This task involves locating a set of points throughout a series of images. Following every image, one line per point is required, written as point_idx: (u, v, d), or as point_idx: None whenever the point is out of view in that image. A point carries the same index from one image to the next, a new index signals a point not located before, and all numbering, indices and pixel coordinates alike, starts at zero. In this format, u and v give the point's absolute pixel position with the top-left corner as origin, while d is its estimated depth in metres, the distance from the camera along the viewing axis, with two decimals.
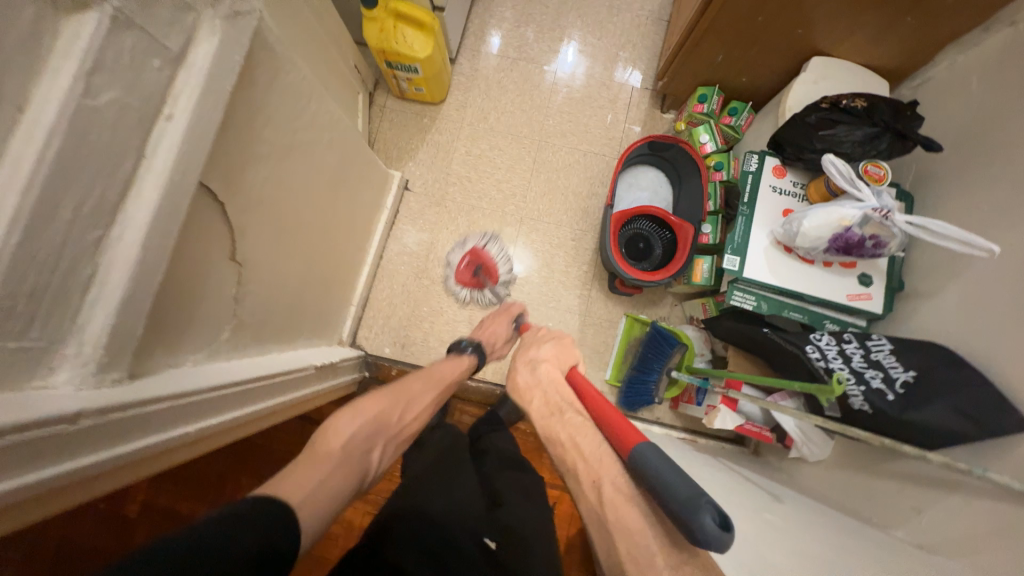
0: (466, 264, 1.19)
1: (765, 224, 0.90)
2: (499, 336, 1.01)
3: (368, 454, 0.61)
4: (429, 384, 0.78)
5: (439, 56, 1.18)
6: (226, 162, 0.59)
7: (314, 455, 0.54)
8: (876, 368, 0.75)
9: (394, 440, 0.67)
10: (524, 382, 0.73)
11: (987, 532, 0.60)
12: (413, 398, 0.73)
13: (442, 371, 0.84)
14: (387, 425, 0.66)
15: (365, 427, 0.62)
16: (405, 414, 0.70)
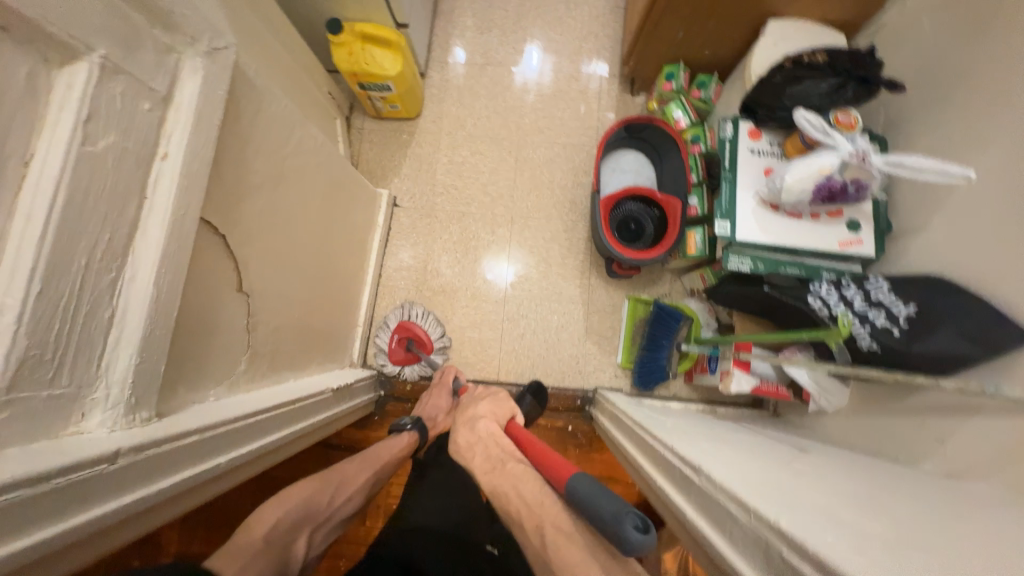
0: (397, 342, 1.16)
1: (749, 186, 0.92)
2: (438, 408, 1.01)
3: (294, 540, 0.61)
4: (364, 463, 0.78)
5: (410, 72, 1.20)
6: (221, 196, 0.60)
7: (235, 547, 0.54)
8: (878, 307, 0.77)
9: (320, 529, 0.67)
10: (465, 441, 0.78)
11: (1007, 446, 0.62)
12: (343, 481, 0.73)
13: (380, 451, 0.82)
14: (313, 514, 0.65)
15: (286, 518, 0.62)
16: (335, 499, 0.70)
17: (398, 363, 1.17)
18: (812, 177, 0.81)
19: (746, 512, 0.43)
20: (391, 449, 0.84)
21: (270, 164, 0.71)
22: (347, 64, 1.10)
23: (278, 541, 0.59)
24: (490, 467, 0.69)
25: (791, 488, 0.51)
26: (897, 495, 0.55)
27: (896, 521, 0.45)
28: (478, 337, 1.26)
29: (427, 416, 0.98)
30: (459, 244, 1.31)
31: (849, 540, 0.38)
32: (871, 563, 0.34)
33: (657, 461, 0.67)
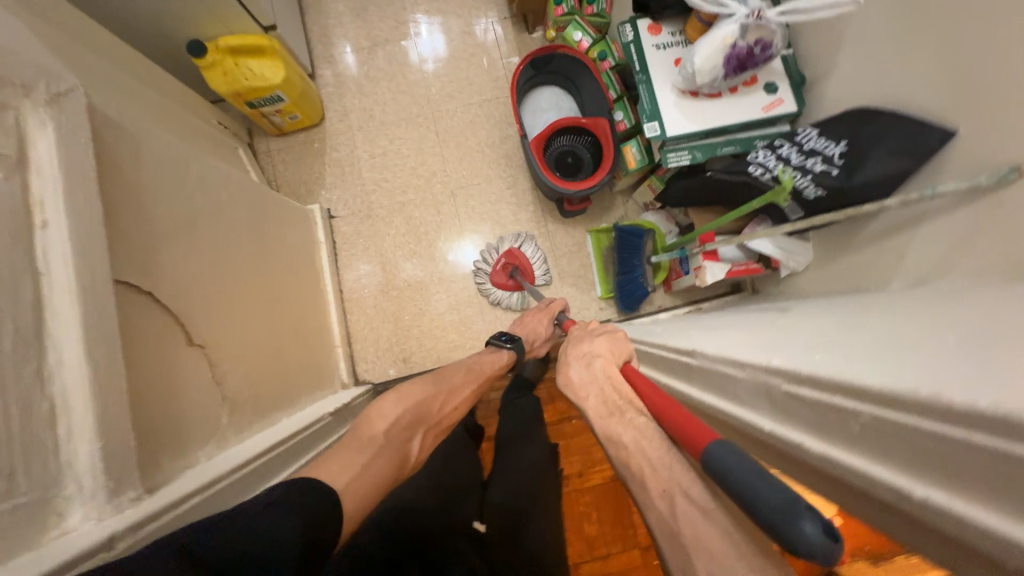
0: (502, 265, 1.22)
1: (665, 81, 0.92)
2: (537, 333, 1.00)
3: (408, 441, 0.67)
4: (468, 378, 0.82)
5: (296, 75, 1.13)
6: (130, 252, 0.55)
7: (362, 442, 0.60)
8: (813, 155, 0.79)
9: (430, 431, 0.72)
10: (577, 377, 0.63)
11: (956, 239, 0.65)
12: (450, 391, 0.78)
13: (482, 365, 0.86)
14: (423, 416, 0.71)
15: (403, 416, 0.68)
16: (442, 407, 0.75)
17: (501, 288, 1.22)
18: (718, 50, 0.81)
19: (748, 369, 0.45)
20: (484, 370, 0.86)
21: (175, 207, 0.66)
22: (225, 86, 1.03)
23: (397, 436, 0.65)
24: (610, 410, 0.55)
25: (781, 338, 0.52)
26: (875, 313, 0.58)
27: (879, 331, 0.47)
28: (460, 318, 1.25)
29: (529, 336, 0.99)
30: (410, 235, 1.28)
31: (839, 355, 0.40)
32: (862, 364, 0.36)
33: (657, 366, 0.68)
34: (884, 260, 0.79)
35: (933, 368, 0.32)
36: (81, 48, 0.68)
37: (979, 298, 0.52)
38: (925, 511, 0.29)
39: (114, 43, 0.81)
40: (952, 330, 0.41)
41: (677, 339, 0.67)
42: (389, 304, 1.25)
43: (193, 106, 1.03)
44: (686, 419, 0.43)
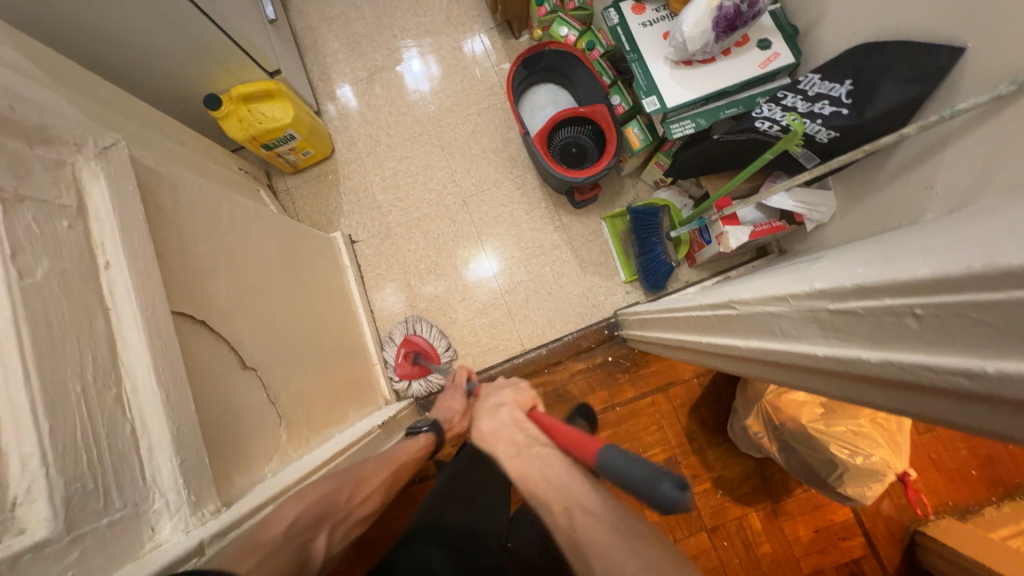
0: (401, 357, 1.20)
1: (657, 55, 0.93)
2: (454, 408, 0.97)
3: (310, 542, 0.55)
4: (382, 463, 0.73)
5: (304, 112, 1.19)
6: (182, 286, 0.59)
7: (258, 541, 0.48)
8: (820, 99, 0.78)
9: (338, 525, 0.61)
10: (486, 429, 0.57)
11: (986, 155, 0.63)
12: (360, 480, 0.67)
13: (398, 451, 0.78)
14: (330, 511, 0.60)
15: (308, 512, 0.56)
16: (353, 497, 0.65)
17: (409, 377, 1.20)
18: (703, 15, 0.82)
19: (791, 302, 0.45)
20: (398, 458, 0.76)
21: (214, 243, 0.70)
22: (242, 131, 1.09)
23: (297, 535, 0.53)
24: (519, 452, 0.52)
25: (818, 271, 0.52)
26: (914, 240, 0.56)
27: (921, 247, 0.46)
28: (489, 322, 1.27)
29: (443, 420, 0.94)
30: (430, 248, 1.31)
31: (876, 267, 0.40)
32: (901, 266, 0.36)
33: (695, 327, 0.69)
34: (913, 192, 0.77)
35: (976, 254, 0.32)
36: (116, 114, 0.74)
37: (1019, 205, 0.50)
38: (990, 387, 0.28)
39: (142, 108, 0.88)
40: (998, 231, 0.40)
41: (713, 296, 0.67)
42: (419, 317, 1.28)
43: (215, 156, 1.10)
44: (578, 437, 0.50)
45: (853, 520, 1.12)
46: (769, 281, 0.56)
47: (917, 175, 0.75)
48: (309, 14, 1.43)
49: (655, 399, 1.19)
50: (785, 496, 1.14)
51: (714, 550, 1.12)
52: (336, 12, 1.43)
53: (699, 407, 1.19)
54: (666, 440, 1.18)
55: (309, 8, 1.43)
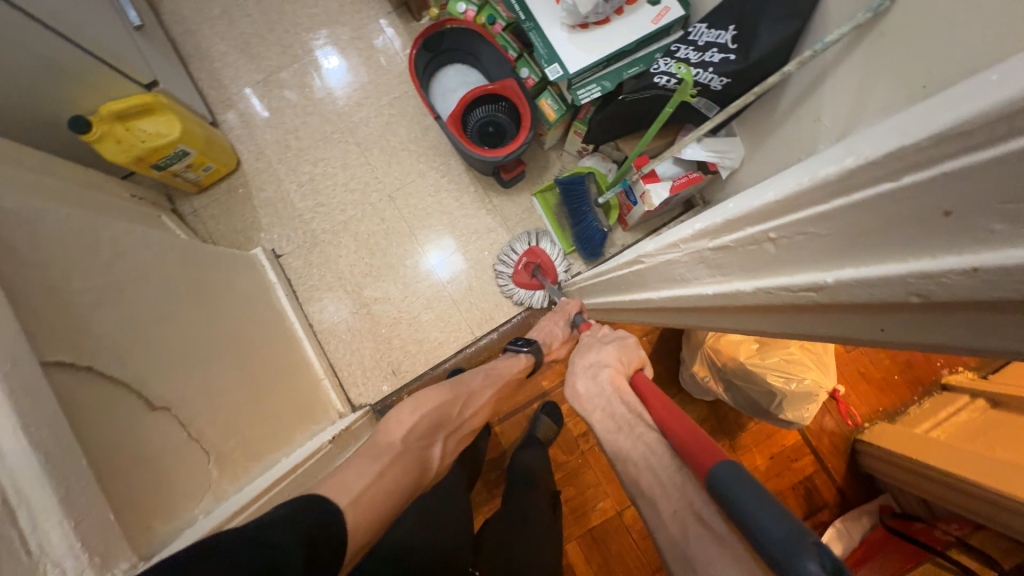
0: (524, 264, 1.19)
1: (553, 21, 0.92)
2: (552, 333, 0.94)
3: (425, 447, 0.64)
4: (489, 379, 0.80)
5: (195, 124, 1.09)
6: (53, 333, 0.53)
7: (380, 450, 0.59)
8: (709, 46, 0.80)
9: (451, 433, 0.71)
10: (584, 389, 0.64)
11: (859, 81, 0.68)
12: (472, 394, 0.76)
13: (501, 368, 0.84)
14: (446, 421, 0.69)
15: (425, 420, 0.66)
16: (467, 411, 0.74)
17: (522, 287, 1.19)
18: None
19: (681, 247, 0.47)
20: (512, 368, 0.84)
21: (95, 280, 0.63)
22: (125, 153, 0.99)
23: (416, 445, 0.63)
24: (619, 425, 0.56)
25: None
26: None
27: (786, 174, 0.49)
28: (435, 316, 1.24)
29: (542, 334, 0.94)
30: (363, 250, 1.26)
31: (741, 199, 0.42)
32: (758, 193, 0.38)
33: (618, 287, 0.70)
34: (805, 127, 0.81)
35: (809, 171, 0.34)
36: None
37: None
38: (849, 290, 0.31)
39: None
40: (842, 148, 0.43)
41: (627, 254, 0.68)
42: (363, 323, 1.23)
43: (98, 185, 0.99)
44: (700, 444, 0.45)
45: (801, 442, 1.21)
46: None
47: (807, 110, 0.80)
48: (185, 16, 1.30)
49: None
50: (739, 432, 1.21)
51: None
52: (216, 12, 1.31)
53: (650, 365, 1.23)
54: None
55: (184, 10, 1.30)
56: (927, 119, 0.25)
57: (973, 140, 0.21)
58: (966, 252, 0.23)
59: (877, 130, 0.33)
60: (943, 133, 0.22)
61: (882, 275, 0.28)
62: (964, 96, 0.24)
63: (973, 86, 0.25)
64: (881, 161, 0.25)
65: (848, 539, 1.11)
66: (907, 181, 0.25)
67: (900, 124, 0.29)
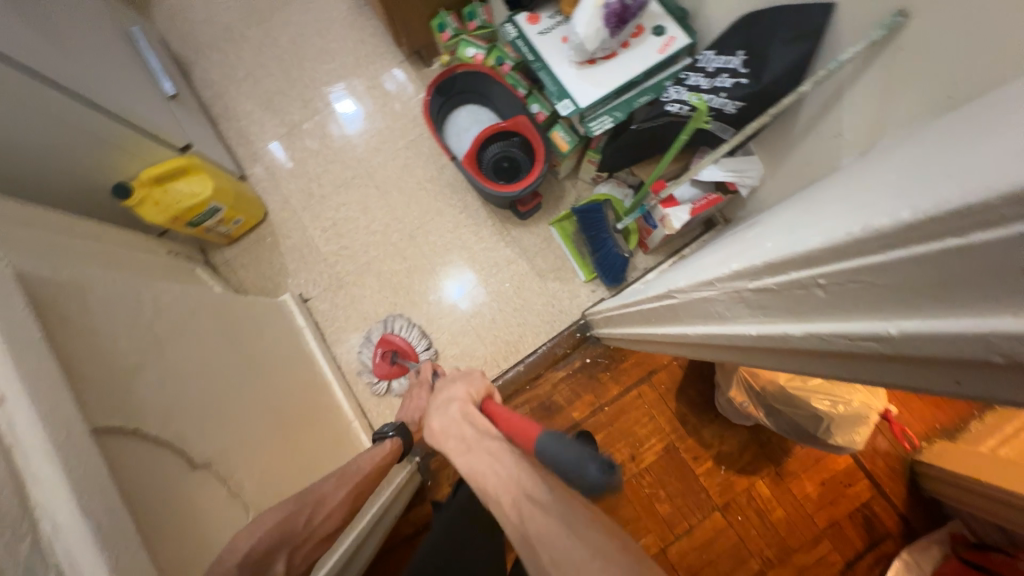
0: (380, 357, 1.20)
1: (562, 58, 0.94)
2: (417, 407, 0.98)
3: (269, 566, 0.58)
4: (343, 482, 0.72)
5: (225, 181, 1.15)
6: (104, 399, 0.55)
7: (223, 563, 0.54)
8: (719, 73, 0.81)
9: (303, 545, 0.63)
10: (438, 426, 0.57)
11: (881, 94, 0.67)
12: (322, 498, 0.68)
13: (360, 461, 0.78)
14: (290, 533, 0.61)
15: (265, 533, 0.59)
16: (316, 516, 0.66)
17: (386, 377, 1.19)
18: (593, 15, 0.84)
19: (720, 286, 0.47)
20: (371, 459, 0.81)
21: (138, 342, 0.66)
22: (161, 213, 1.04)
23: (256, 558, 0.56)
24: (466, 446, 0.51)
25: (742, 246, 0.53)
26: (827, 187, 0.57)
27: (820, 203, 0.48)
28: (460, 350, 1.24)
29: (411, 412, 0.97)
30: (386, 290, 1.28)
31: (784, 240, 0.42)
32: (807, 235, 0.38)
33: (648, 319, 0.69)
34: (827, 142, 0.80)
35: (860, 215, 0.34)
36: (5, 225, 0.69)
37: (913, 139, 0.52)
38: (908, 344, 0.30)
39: (41, 214, 0.83)
40: (877, 177, 0.42)
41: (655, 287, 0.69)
42: None
43: (138, 245, 1.05)
44: (522, 421, 0.49)
45: (854, 465, 1.13)
46: (710, 260, 0.57)
47: (827, 125, 0.79)
48: (213, 81, 1.39)
49: (640, 390, 1.19)
50: (785, 457, 1.15)
51: (731, 528, 1.12)
52: (241, 75, 1.40)
53: (684, 389, 1.19)
54: (661, 429, 1.17)
55: (211, 75, 1.39)
56: (990, 174, 0.24)
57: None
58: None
59: (924, 176, 0.33)
60: (1016, 193, 0.21)
61: (951, 333, 0.27)
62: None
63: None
64: (944, 216, 0.25)
65: (916, 571, 1.04)
66: (976, 240, 0.24)
67: (957, 172, 0.28)
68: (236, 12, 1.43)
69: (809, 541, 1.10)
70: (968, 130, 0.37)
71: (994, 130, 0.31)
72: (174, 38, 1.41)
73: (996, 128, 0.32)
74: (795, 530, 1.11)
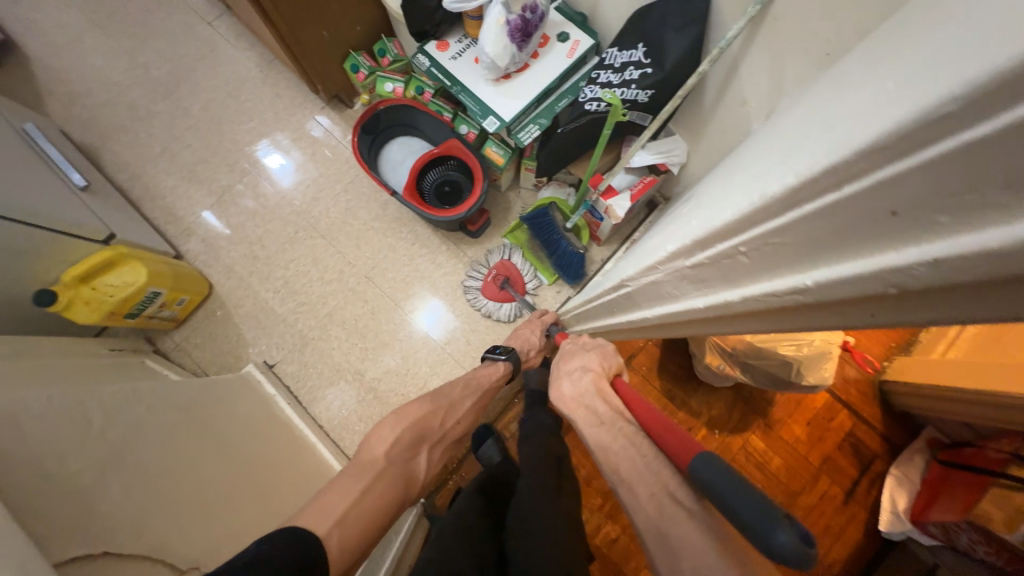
0: (493, 277, 1.24)
1: (478, 78, 0.96)
2: (530, 343, 1.02)
3: (408, 461, 0.68)
4: (467, 393, 0.84)
5: (160, 263, 1.09)
6: (67, 527, 0.51)
7: (363, 467, 0.62)
8: (625, 66, 0.85)
9: (434, 445, 0.74)
10: (570, 390, 0.64)
11: (769, 62, 0.73)
12: (451, 406, 0.80)
13: (479, 378, 0.88)
14: (427, 433, 0.73)
15: (403, 437, 0.69)
16: (447, 422, 0.77)
17: (494, 300, 1.24)
18: (499, 34, 0.86)
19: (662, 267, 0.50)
20: (487, 377, 0.90)
21: (94, 455, 0.61)
22: (96, 310, 0.98)
23: (399, 458, 0.67)
24: (600, 420, 0.56)
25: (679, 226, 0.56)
26: (744, 156, 0.61)
27: (740, 172, 0.51)
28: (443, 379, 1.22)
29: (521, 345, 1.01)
30: (355, 337, 1.25)
31: (712, 212, 0.44)
32: (728, 205, 0.40)
33: (610, 309, 0.71)
34: (736, 111, 0.86)
35: (768, 176, 0.36)
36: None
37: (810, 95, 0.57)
38: (821, 294, 0.33)
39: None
40: (784, 136, 0.44)
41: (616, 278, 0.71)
42: (373, 410, 1.20)
43: (76, 351, 0.98)
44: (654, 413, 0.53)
45: (832, 400, 1.20)
46: (650, 243, 0.61)
47: (732, 96, 0.85)
48: (127, 162, 1.32)
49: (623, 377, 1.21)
50: (769, 407, 1.20)
51: None
52: (156, 151, 1.34)
53: (664, 366, 1.23)
54: None
55: (123, 156, 1.33)
56: (853, 127, 0.27)
57: (881, 145, 0.23)
58: (923, 243, 0.24)
59: (812, 129, 0.35)
60: (867, 147, 0.24)
61: (849, 276, 0.29)
62: (876, 98, 0.26)
63: (885, 85, 0.27)
64: (821, 176, 0.28)
65: (910, 483, 1.11)
66: (848, 191, 0.27)
67: (835, 123, 0.31)
68: (138, 88, 1.37)
69: (810, 481, 1.15)
70: (848, 78, 0.40)
71: (862, 75, 0.34)
72: (74, 126, 1.33)
73: (866, 72, 0.34)
74: (795, 475, 1.16)
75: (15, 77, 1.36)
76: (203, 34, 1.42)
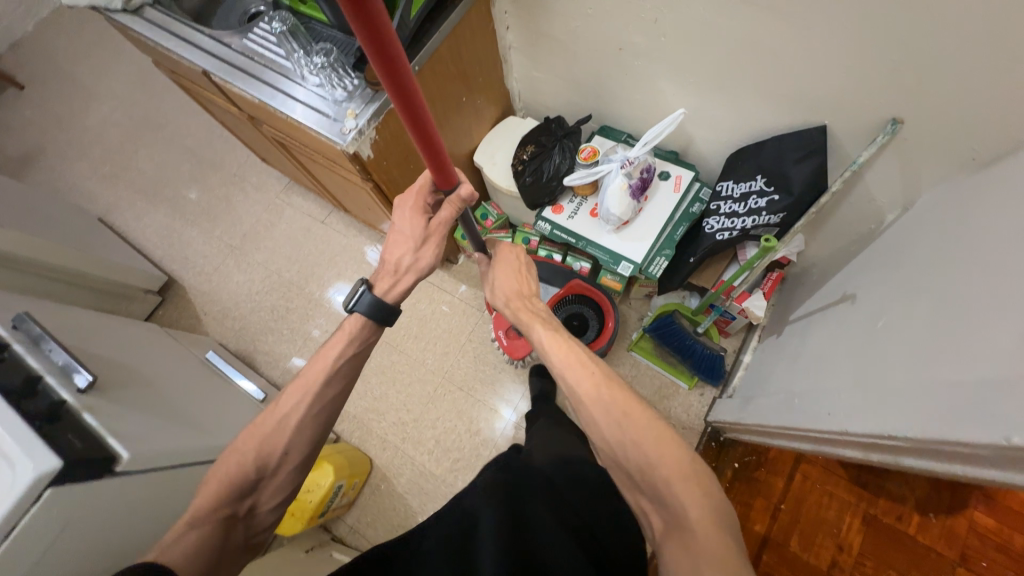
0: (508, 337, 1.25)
1: (600, 229, 1.06)
2: (407, 242, 0.77)
3: (235, 506, 0.66)
4: (301, 386, 0.72)
5: (337, 456, 1.17)
6: None
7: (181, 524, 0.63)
8: (747, 196, 0.93)
9: (269, 486, 0.69)
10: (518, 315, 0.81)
11: (900, 168, 0.79)
12: (278, 431, 0.69)
13: (324, 363, 0.73)
14: (247, 485, 0.67)
15: (223, 493, 0.65)
16: (271, 460, 0.68)
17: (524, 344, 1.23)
18: (622, 195, 0.96)
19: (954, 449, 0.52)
20: (324, 366, 0.73)
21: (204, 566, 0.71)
22: (298, 520, 1.06)
23: (218, 514, 0.64)
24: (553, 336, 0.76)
25: (844, 395, 0.74)
26: (873, 316, 0.78)
27: (898, 354, 0.67)
28: None
29: (393, 263, 0.77)
30: None
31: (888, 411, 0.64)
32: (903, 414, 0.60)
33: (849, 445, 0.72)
34: (863, 207, 0.91)
35: (937, 409, 0.55)
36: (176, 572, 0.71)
37: (1004, 214, 0.60)
38: None
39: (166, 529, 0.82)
40: None
41: (778, 414, 0.91)
42: None
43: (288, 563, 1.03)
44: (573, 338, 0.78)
45: None
46: (897, 393, 0.64)
47: (856, 196, 0.90)
48: (277, 359, 1.49)
49: (802, 469, 1.13)
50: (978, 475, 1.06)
51: None
52: (299, 343, 1.51)
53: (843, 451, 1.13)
54: (846, 501, 1.10)
55: (274, 356, 1.50)
56: None
57: None
58: None
59: (978, 378, 0.52)
60: None
61: None
62: None
63: None
64: None
65: None
66: None
67: (997, 397, 0.48)
68: (275, 293, 1.58)
69: None
70: None
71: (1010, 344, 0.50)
72: (230, 338, 1.53)
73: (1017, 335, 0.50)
74: None
75: (178, 308, 1.61)
76: (320, 232, 1.65)
